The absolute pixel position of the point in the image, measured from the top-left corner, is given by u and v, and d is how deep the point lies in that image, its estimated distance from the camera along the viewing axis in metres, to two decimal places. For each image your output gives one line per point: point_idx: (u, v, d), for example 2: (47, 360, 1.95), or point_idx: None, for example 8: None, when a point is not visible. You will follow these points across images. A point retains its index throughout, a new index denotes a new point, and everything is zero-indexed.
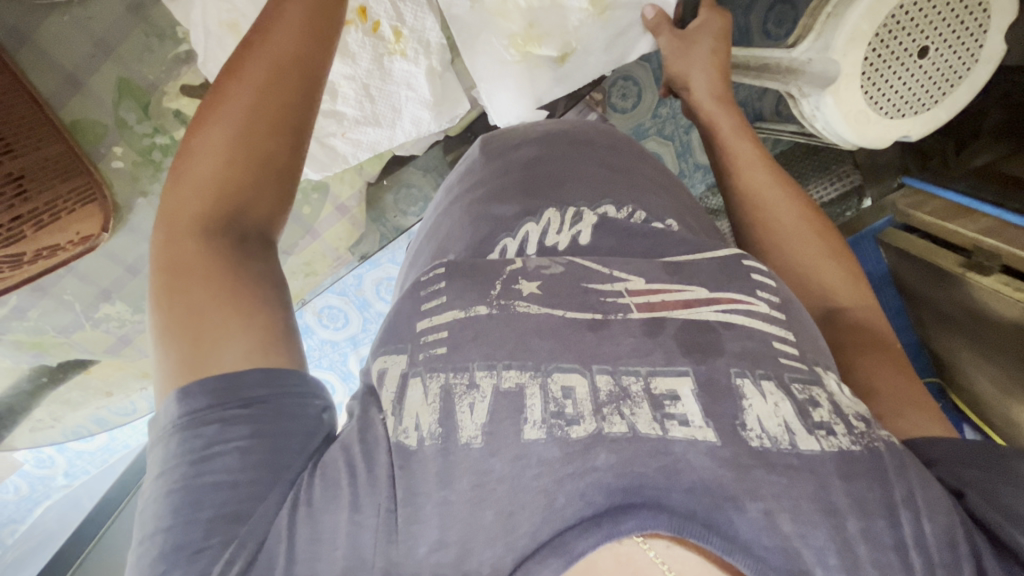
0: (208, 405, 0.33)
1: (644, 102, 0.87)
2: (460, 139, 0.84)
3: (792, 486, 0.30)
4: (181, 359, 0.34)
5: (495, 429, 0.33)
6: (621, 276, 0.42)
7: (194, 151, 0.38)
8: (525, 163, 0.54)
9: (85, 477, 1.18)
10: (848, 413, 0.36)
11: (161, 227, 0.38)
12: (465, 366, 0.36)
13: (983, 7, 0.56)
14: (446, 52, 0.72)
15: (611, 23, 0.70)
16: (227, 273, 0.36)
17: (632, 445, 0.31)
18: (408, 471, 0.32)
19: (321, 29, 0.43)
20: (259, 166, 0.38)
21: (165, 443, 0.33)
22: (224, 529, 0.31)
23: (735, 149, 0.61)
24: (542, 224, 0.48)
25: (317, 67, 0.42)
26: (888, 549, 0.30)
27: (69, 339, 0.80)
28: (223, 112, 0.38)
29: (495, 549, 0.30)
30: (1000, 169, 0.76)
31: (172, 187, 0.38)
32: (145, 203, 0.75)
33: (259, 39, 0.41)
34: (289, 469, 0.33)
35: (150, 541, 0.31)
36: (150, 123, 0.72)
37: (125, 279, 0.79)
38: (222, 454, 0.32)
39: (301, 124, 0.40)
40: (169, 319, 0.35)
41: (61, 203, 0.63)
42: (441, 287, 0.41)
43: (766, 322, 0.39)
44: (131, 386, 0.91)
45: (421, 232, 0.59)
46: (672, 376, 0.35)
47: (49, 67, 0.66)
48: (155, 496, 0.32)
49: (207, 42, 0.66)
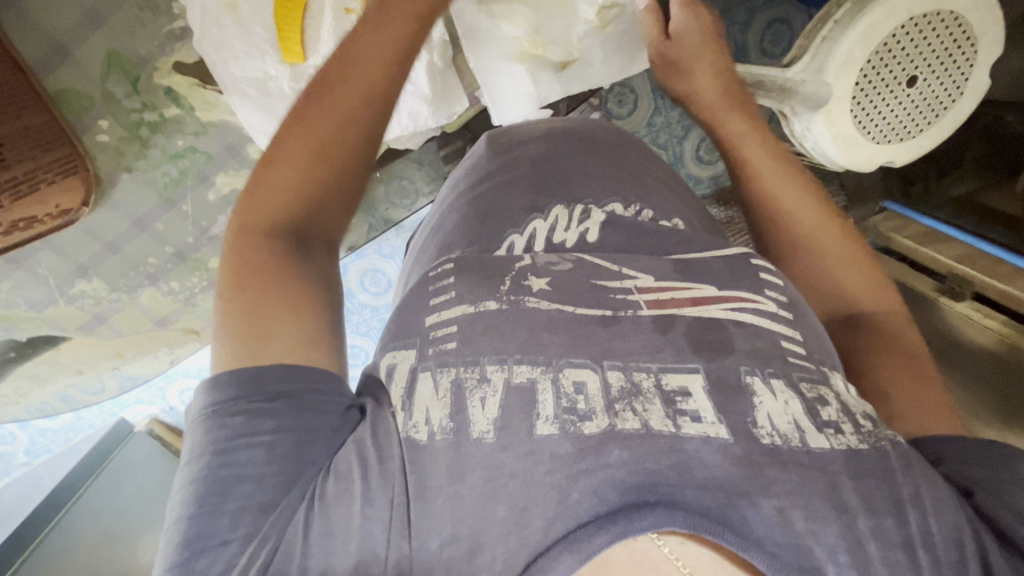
0: (235, 396, 0.34)
1: (640, 110, 0.90)
2: (457, 135, 0.83)
3: (802, 484, 0.31)
4: (232, 351, 0.36)
5: (506, 424, 0.33)
6: (631, 273, 0.43)
7: (271, 167, 0.40)
8: (531, 161, 0.55)
9: (48, 454, 1.14)
10: (856, 413, 0.37)
11: (232, 229, 0.40)
12: (476, 359, 0.37)
13: (972, 42, 0.59)
14: (449, 48, 0.71)
15: (612, 36, 0.71)
16: (288, 281, 0.38)
17: (644, 442, 0.32)
18: (420, 465, 0.33)
19: (402, 53, 0.45)
20: (330, 183, 0.41)
21: (194, 431, 0.35)
22: (249, 521, 0.32)
23: (767, 159, 0.58)
24: (550, 221, 0.48)
25: (394, 89, 0.44)
26: (896, 548, 0.30)
27: (41, 314, 0.78)
28: (309, 128, 0.41)
29: (508, 544, 0.30)
30: (981, 200, 0.78)
31: (248, 195, 0.41)
32: (129, 179, 0.73)
33: (347, 57, 0.43)
34: (314, 462, 0.34)
35: (176, 527, 0.32)
36: (139, 99, 0.70)
37: (104, 256, 0.77)
38: (248, 446, 0.33)
39: (373, 143, 0.43)
40: (228, 316, 0.37)
41: (40, 173, 0.65)
42: (451, 282, 0.42)
43: (774, 321, 0.40)
44: (103, 365, 0.90)
45: (426, 224, 0.59)
46: (684, 373, 0.36)
47: (38, 35, 0.64)
48: (182, 484, 0.34)
49: (204, 19, 0.65)
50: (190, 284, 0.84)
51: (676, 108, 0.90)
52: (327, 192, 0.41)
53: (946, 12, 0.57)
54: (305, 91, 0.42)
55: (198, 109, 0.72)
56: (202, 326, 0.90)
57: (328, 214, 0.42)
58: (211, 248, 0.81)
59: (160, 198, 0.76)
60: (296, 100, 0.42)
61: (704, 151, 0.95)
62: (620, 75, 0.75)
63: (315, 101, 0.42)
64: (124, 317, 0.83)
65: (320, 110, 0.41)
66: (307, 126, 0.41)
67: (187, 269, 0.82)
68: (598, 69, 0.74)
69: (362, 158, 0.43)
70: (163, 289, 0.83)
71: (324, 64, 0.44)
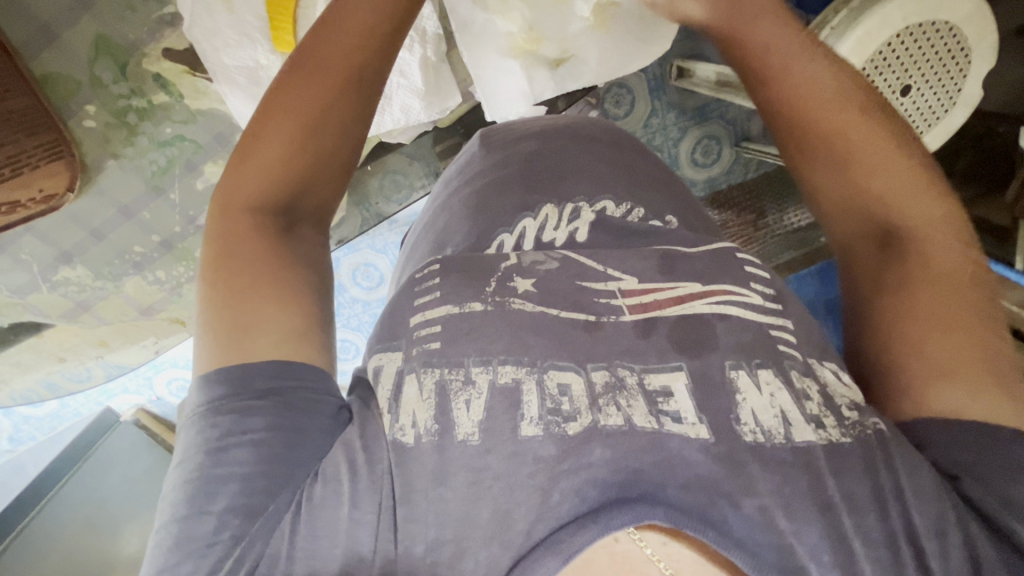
0: (226, 394, 0.34)
1: (636, 111, 0.90)
2: (449, 130, 0.83)
3: (784, 483, 0.31)
4: (218, 345, 0.35)
5: (491, 426, 0.33)
6: (615, 275, 0.42)
7: (253, 143, 0.40)
8: (524, 159, 0.54)
9: (32, 443, 1.13)
10: (839, 404, 0.37)
11: (214, 207, 0.40)
12: (460, 361, 0.36)
13: (965, 53, 0.59)
14: (442, 42, 0.70)
15: (609, 33, 0.71)
16: (274, 266, 0.38)
17: (626, 439, 0.32)
18: (404, 468, 0.33)
19: (386, 27, 0.44)
20: (315, 160, 0.41)
21: (187, 430, 0.34)
22: (236, 524, 0.31)
23: (798, 73, 0.48)
24: (540, 220, 0.48)
25: (379, 66, 0.43)
26: (879, 545, 0.31)
27: (23, 300, 0.77)
28: (292, 102, 0.40)
29: (491, 548, 0.30)
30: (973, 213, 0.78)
31: (227, 175, 0.40)
32: (116, 166, 0.72)
33: (336, 30, 0.42)
34: (305, 465, 0.33)
35: (166, 529, 0.32)
36: (127, 85, 0.68)
37: (88, 243, 0.75)
38: (237, 446, 0.32)
39: (363, 123, 0.43)
40: (212, 304, 0.36)
41: (24, 158, 0.63)
42: (436, 283, 0.41)
43: (760, 313, 0.40)
44: (86, 353, 0.89)
45: (420, 222, 0.58)
46: (667, 372, 0.36)
47: (24, 16, 0.62)
48: (173, 485, 0.33)
49: (194, 7, 0.64)
50: (177, 274, 0.83)
51: (672, 110, 0.91)
52: (312, 174, 0.41)
53: (941, 23, 0.57)
54: (287, 63, 0.41)
55: (187, 97, 0.71)
56: (189, 316, 0.89)
57: (313, 194, 0.42)
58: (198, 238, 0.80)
59: (147, 186, 0.75)
60: (278, 74, 0.41)
61: (698, 153, 0.95)
62: (621, 71, 0.73)
63: (298, 74, 0.41)
64: (107, 305, 0.82)
65: (303, 83, 0.40)
66: (291, 99, 0.40)
67: (173, 258, 0.81)
68: (594, 68, 0.73)
69: (347, 136, 0.42)
70: (149, 278, 0.82)
71: (306, 35, 0.43)
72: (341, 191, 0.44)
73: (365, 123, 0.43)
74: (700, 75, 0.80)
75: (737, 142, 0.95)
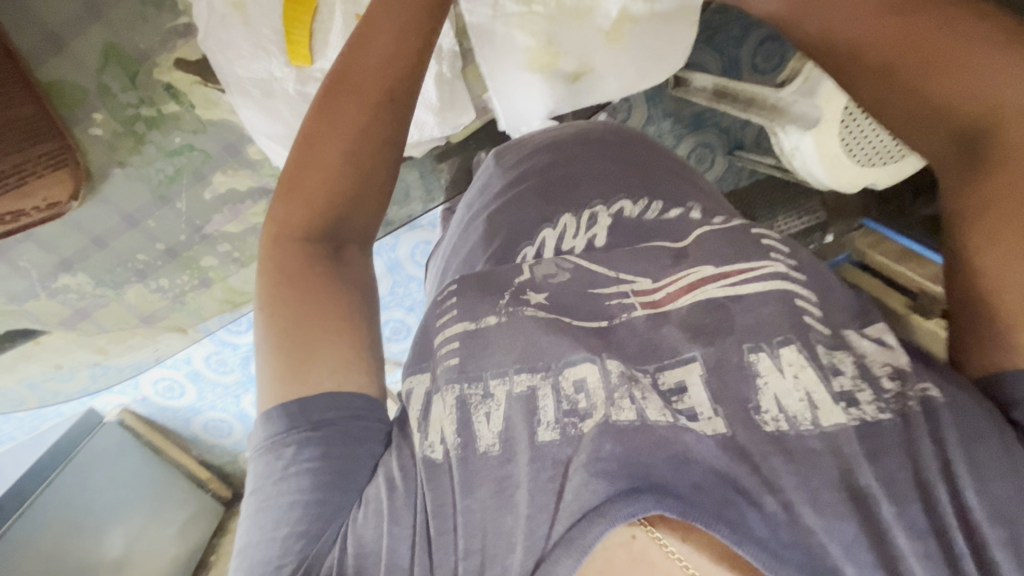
0: (286, 428, 0.35)
1: (633, 118, 0.92)
2: (459, 147, 0.85)
3: (812, 476, 0.32)
4: (278, 377, 0.36)
5: (510, 435, 0.35)
6: (628, 278, 0.43)
7: (301, 171, 0.41)
8: (541, 170, 0.56)
9: None
10: (880, 375, 0.36)
11: (267, 236, 0.41)
12: (479, 375, 0.38)
13: None
14: (457, 59, 0.71)
15: (622, 51, 0.72)
16: (329, 293, 0.39)
17: (639, 435, 0.33)
18: (435, 482, 0.35)
19: (412, 40, 0.44)
20: (360, 180, 0.42)
21: (254, 464, 0.37)
22: (302, 549, 0.34)
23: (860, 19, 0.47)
24: (559, 229, 0.50)
25: (410, 80, 0.44)
26: (926, 535, 0.30)
27: (21, 307, 0.76)
28: (335, 126, 0.41)
29: (518, 554, 0.32)
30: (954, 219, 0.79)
31: (278, 205, 0.41)
32: (122, 174, 0.72)
33: (369, 49, 0.43)
34: (355, 488, 0.36)
35: (242, 555, 0.35)
36: (136, 93, 0.68)
37: (90, 251, 0.75)
38: (298, 475, 0.35)
39: (400, 138, 0.43)
40: (270, 336, 0.37)
41: (28, 166, 0.63)
42: (453, 302, 0.42)
43: (783, 281, 0.40)
44: (81, 360, 0.89)
45: (447, 239, 0.60)
46: (681, 365, 0.37)
47: (31, 22, 0.62)
48: (246, 514, 0.36)
49: (209, 19, 0.65)
50: (180, 282, 0.83)
51: (667, 118, 0.93)
52: (357, 196, 0.42)
53: None
54: (324, 86, 0.42)
55: (198, 107, 0.71)
56: (190, 324, 0.89)
57: (357, 217, 0.43)
58: (204, 247, 0.81)
59: (153, 195, 0.74)
60: (316, 98, 0.42)
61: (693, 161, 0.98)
62: (630, 91, 0.75)
63: (336, 97, 0.42)
64: (107, 313, 0.81)
65: (344, 106, 0.41)
66: (331, 121, 0.41)
67: (177, 266, 0.81)
68: (607, 85, 0.74)
69: (387, 153, 0.43)
70: (151, 286, 0.81)
71: (339, 54, 0.43)
72: (383, 209, 0.45)
73: (403, 140, 0.44)
74: (695, 85, 0.84)
75: (730, 151, 0.98)
